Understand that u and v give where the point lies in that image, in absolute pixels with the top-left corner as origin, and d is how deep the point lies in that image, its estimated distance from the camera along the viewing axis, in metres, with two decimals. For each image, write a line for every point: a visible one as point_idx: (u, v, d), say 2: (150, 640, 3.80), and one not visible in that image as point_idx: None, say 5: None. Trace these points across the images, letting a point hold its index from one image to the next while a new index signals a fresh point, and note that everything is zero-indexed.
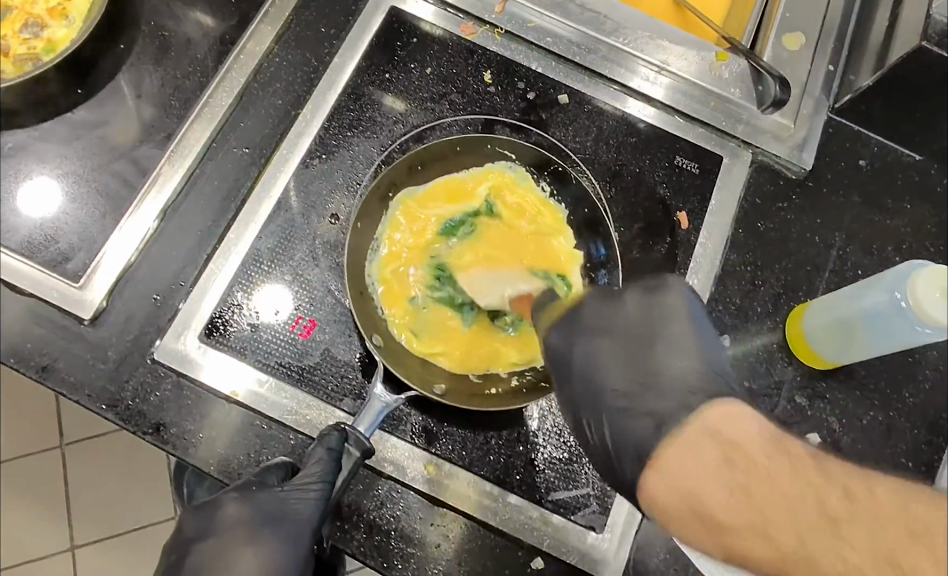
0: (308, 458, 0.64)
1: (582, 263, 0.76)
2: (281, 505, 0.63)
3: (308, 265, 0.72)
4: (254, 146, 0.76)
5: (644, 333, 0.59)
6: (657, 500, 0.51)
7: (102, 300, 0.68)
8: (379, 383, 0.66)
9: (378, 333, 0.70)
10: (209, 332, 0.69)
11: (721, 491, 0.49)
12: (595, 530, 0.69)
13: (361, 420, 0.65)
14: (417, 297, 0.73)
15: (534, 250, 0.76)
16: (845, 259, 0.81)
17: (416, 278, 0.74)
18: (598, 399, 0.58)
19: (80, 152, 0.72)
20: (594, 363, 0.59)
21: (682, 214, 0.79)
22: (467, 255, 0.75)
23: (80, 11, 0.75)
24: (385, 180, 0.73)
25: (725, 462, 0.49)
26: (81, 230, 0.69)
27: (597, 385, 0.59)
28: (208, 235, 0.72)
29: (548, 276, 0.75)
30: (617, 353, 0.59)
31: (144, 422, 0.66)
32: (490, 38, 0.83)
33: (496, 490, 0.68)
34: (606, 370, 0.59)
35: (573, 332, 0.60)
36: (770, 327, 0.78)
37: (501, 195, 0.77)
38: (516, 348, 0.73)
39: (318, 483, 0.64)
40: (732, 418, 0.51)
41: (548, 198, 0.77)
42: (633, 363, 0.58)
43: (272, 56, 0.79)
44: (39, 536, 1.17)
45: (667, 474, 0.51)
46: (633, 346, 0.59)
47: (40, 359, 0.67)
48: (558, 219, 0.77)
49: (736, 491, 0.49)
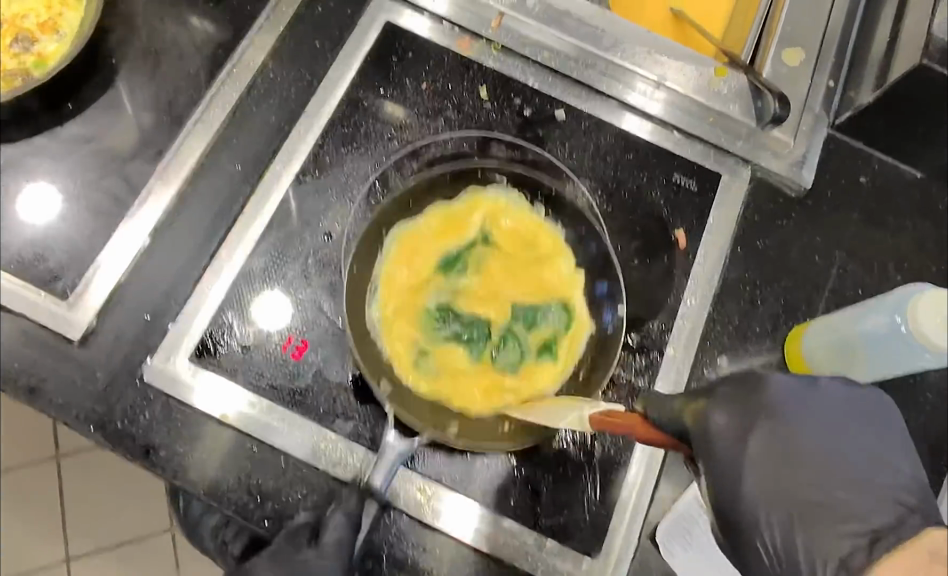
0: (327, 528, 0.61)
1: (584, 288, 0.72)
2: (306, 567, 0.61)
3: (300, 284, 0.71)
4: (247, 162, 0.75)
5: (841, 422, 0.63)
6: None
7: (90, 319, 0.67)
8: (390, 431, 0.66)
9: (386, 379, 0.66)
10: (199, 352, 0.68)
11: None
12: (591, 555, 0.68)
13: (377, 472, 0.65)
14: (418, 338, 0.68)
15: (531, 279, 0.72)
16: (846, 278, 0.80)
17: (417, 319, 0.69)
18: (791, 499, 0.59)
19: (71, 168, 0.71)
20: (786, 455, 0.60)
21: (680, 233, 0.78)
22: (469, 289, 0.71)
23: (71, 25, 0.73)
24: (377, 221, 0.69)
25: None
26: (70, 248, 0.68)
27: (787, 484, 0.60)
28: (199, 254, 0.72)
29: (547, 308, 0.71)
30: (792, 450, 0.60)
31: (132, 445, 0.66)
32: (487, 53, 0.82)
33: (489, 515, 0.67)
34: (800, 465, 0.60)
35: (773, 410, 0.60)
36: (769, 347, 0.77)
37: (497, 222, 0.73)
38: (525, 381, 0.69)
39: (344, 550, 0.61)
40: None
41: (543, 218, 0.74)
42: (816, 458, 0.61)
43: (266, 71, 0.78)
44: (36, 548, 1.17)
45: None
46: (821, 447, 0.61)
47: (28, 379, 0.66)
48: (556, 241, 0.73)
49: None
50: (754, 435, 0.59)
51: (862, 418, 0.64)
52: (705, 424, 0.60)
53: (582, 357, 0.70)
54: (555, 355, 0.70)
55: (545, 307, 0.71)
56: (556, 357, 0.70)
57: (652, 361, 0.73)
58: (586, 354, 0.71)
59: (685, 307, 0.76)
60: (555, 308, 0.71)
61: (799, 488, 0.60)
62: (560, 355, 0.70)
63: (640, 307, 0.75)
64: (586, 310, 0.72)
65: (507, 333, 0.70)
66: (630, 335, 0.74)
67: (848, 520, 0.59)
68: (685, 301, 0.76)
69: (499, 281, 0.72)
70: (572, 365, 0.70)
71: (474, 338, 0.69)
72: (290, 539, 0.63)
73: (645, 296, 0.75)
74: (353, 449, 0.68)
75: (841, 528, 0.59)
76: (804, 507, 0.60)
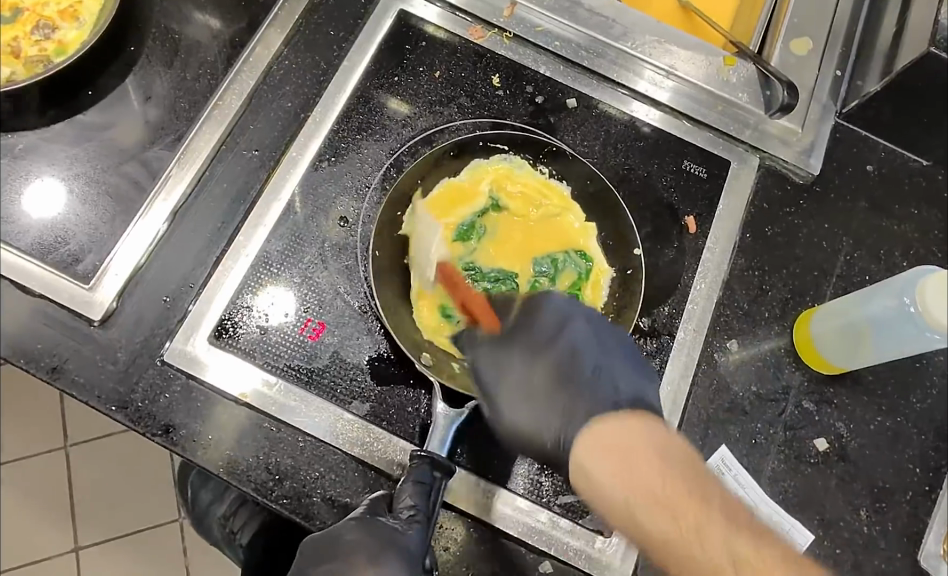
0: (402, 495, 0.64)
1: (597, 235, 0.77)
2: (388, 531, 0.63)
3: (317, 267, 0.72)
4: (264, 148, 0.76)
5: (626, 346, 0.67)
6: (591, 460, 0.58)
7: (111, 300, 0.69)
8: (439, 399, 0.69)
9: (426, 351, 0.71)
10: (219, 334, 0.69)
11: (662, 478, 0.56)
12: (604, 533, 0.69)
13: (432, 440, 0.68)
14: (450, 305, 0.72)
15: (548, 232, 0.76)
16: (853, 264, 0.81)
17: (443, 287, 0.73)
18: (523, 379, 0.65)
19: (90, 154, 0.72)
20: (574, 351, 0.65)
21: (690, 218, 0.79)
22: (490, 255, 0.75)
23: (91, 12, 0.75)
24: (395, 196, 0.74)
25: (668, 455, 0.57)
26: (91, 230, 0.70)
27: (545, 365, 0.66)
28: (218, 236, 0.73)
29: (566, 256, 0.75)
30: (582, 352, 0.65)
31: (153, 424, 0.67)
32: (498, 42, 0.83)
33: (505, 493, 0.68)
34: (586, 355, 0.65)
35: (556, 329, 0.66)
36: (778, 331, 0.77)
37: (503, 188, 0.76)
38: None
39: (421, 513, 0.64)
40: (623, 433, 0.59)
41: (548, 179, 0.78)
42: (605, 357, 0.65)
43: (282, 59, 0.79)
44: (43, 538, 1.17)
45: (610, 444, 0.58)
46: (609, 351, 0.66)
47: (51, 359, 0.67)
48: (563, 198, 0.77)
49: (672, 477, 0.56)
50: (522, 336, 0.67)
51: (590, 356, 0.65)
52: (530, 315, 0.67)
53: (607, 299, 0.75)
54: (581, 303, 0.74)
55: (563, 258, 0.75)
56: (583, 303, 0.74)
57: (663, 344, 0.73)
58: (608, 296, 0.75)
59: (695, 292, 0.76)
60: (573, 257, 0.75)
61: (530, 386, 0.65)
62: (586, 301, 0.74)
63: (653, 291, 0.76)
64: (602, 255, 0.76)
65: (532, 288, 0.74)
66: (642, 319, 0.74)
67: (589, 392, 0.63)
68: (695, 286, 0.76)
69: (515, 242, 0.76)
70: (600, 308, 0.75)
71: None
72: (372, 508, 0.65)
73: (658, 279, 0.76)
74: (371, 429, 0.69)
75: (579, 396, 0.63)
76: (583, 381, 0.64)
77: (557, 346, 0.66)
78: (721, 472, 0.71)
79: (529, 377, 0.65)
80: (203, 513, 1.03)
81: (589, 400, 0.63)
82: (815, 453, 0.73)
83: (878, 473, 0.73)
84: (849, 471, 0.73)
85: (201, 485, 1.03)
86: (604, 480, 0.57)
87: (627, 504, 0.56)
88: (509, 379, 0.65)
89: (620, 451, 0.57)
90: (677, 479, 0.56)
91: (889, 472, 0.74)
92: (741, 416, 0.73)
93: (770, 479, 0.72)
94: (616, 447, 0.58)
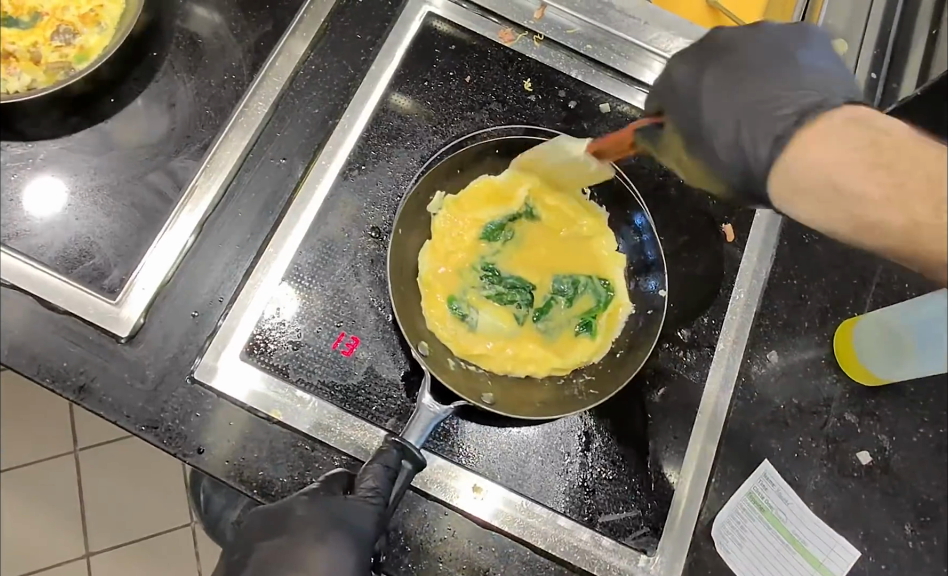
0: (363, 475, 0.61)
1: (624, 266, 0.74)
2: (344, 510, 0.61)
3: (350, 280, 0.71)
4: (292, 157, 0.74)
5: (784, 54, 0.57)
6: (790, 176, 0.51)
7: (138, 316, 0.66)
8: (427, 393, 0.65)
9: (426, 341, 0.69)
10: (251, 349, 0.68)
11: (859, 171, 0.47)
12: (647, 552, 0.68)
13: (411, 430, 0.64)
14: (458, 299, 0.71)
15: (575, 252, 0.74)
16: (893, 272, 0.77)
17: (454, 278, 0.72)
18: (752, 95, 0.56)
19: (114, 164, 0.70)
20: (776, 52, 0.57)
21: (728, 227, 0.77)
22: (513, 261, 0.73)
23: (112, 17, 0.72)
24: (425, 186, 0.72)
25: (870, 144, 0.47)
26: (117, 244, 0.68)
27: (760, 80, 0.56)
28: (247, 248, 0.71)
29: (588, 280, 0.73)
30: (760, 55, 0.57)
31: (184, 445, 0.65)
32: (529, 45, 0.81)
33: (546, 512, 0.67)
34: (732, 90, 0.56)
35: (734, 66, 0.57)
36: (818, 342, 0.75)
37: (541, 198, 0.74)
38: (557, 352, 0.71)
39: (378, 497, 0.61)
40: (822, 137, 0.50)
41: (588, 199, 0.75)
42: (769, 72, 0.56)
43: (307, 63, 0.77)
44: (56, 543, 1.16)
45: (806, 151, 0.50)
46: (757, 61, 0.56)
47: (77, 378, 0.65)
48: (599, 221, 0.75)
49: (872, 165, 0.47)
50: (727, 56, 0.58)
51: (772, 54, 0.57)
52: (671, 79, 0.60)
53: (621, 335, 0.72)
54: (594, 331, 0.72)
55: (586, 282, 0.73)
56: (594, 333, 0.71)
57: (704, 356, 0.73)
58: (623, 331, 0.72)
59: (734, 301, 0.75)
60: (596, 283, 0.73)
61: (759, 89, 0.55)
62: (599, 330, 0.72)
63: (690, 304, 0.74)
64: (626, 291, 0.73)
65: (547, 304, 0.72)
66: (681, 331, 0.73)
67: (777, 96, 0.54)
68: (734, 296, 0.75)
69: (541, 254, 0.73)
70: (610, 341, 0.72)
71: (514, 304, 0.71)
72: (327, 485, 0.63)
73: (694, 290, 0.75)
74: None
75: (773, 108, 0.54)
76: (753, 106, 0.55)
77: (727, 61, 0.57)
78: (763, 487, 0.70)
79: (730, 113, 0.56)
80: (215, 519, 0.98)
81: (778, 107, 0.54)
82: (858, 466, 0.71)
83: (924, 487, 0.71)
84: (892, 485, 0.71)
85: (214, 491, 0.98)
86: (803, 206, 0.50)
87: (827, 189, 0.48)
88: (706, 118, 0.57)
89: (817, 157, 0.49)
90: (889, 166, 0.46)
91: (935, 486, 0.71)
92: (782, 429, 0.72)
93: (812, 493, 0.70)
94: (822, 151, 0.49)
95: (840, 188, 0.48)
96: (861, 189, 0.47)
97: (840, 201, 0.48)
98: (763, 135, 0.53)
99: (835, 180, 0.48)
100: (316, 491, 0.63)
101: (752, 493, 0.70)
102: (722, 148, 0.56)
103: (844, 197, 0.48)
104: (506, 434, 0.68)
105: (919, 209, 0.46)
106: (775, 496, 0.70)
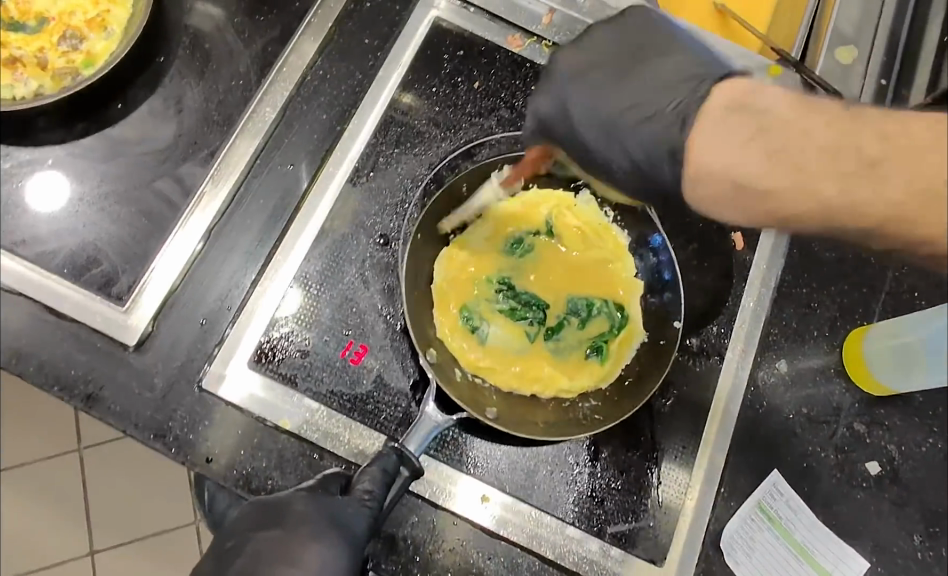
0: (361, 476, 0.61)
1: (642, 293, 0.74)
2: (340, 513, 0.59)
3: (359, 289, 0.70)
4: (299, 163, 0.73)
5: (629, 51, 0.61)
6: (697, 187, 0.53)
7: (146, 324, 0.66)
8: (431, 402, 0.65)
9: (434, 348, 0.69)
10: (259, 358, 0.67)
11: (761, 167, 0.49)
12: (657, 563, 0.67)
13: (411, 438, 0.64)
14: (470, 309, 0.71)
15: (592, 274, 0.74)
16: (902, 281, 0.76)
17: (468, 288, 0.72)
18: (622, 103, 0.60)
19: (121, 170, 0.69)
20: (631, 50, 0.61)
21: (738, 234, 0.77)
22: (528, 278, 0.74)
23: (119, 21, 0.72)
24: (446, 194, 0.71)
25: (759, 132, 0.50)
26: (125, 251, 0.67)
27: (633, 82, 0.60)
28: (254, 255, 0.70)
29: (603, 303, 0.73)
30: (617, 62, 0.61)
31: (192, 454, 0.65)
32: (538, 51, 0.80)
33: (555, 522, 0.67)
34: (602, 99, 0.60)
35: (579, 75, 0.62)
36: (827, 350, 0.75)
37: (561, 217, 0.75)
38: (566, 373, 0.70)
39: (374, 501, 0.61)
40: (712, 137, 0.52)
41: (609, 222, 0.75)
42: (630, 84, 0.60)
43: (315, 69, 0.76)
44: (59, 541, 1.15)
45: (705, 150, 0.52)
46: (616, 64, 0.61)
47: (85, 387, 0.64)
48: (619, 245, 0.75)
49: (768, 155, 0.49)
50: (587, 76, 0.61)
51: (628, 53, 0.61)
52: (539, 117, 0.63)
53: (631, 363, 0.71)
54: (604, 356, 0.71)
55: (601, 304, 0.73)
56: (604, 358, 0.71)
57: (714, 365, 0.73)
58: (633, 361, 0.71)
59: (743, 308, 0.75)
60: (610, 307, 0.73)
61: (625, 99, 0.60)
62: (609, 356, 0.71)
63: (698, 314, 0.74)
64: (640, 317, 0.73)
65: (560, 323, 0.73)
66: (690, 338, 0.73)
67: (653, 106, 0.58)
68: (744, 303, 0.75)
69: (558, 275, 0.74)
70: (620, 368, 0.71)
71: (525, 321, 0.72)
72: (324, 484, 0.62)
73: (703, 299, 0.75)
74: None
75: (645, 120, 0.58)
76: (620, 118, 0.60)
77: (588, 79, 0.61)
78: (772, 497, 0.70)
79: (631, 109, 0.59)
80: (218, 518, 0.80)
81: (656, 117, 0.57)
82: (866, 476, 0.71)
83: (933, 497, 0.71)
84: (901, 495, 0.71)
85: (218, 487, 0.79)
86: (723, 209, 0.53)
87: (741, 188, 0.50)
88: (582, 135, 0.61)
89: (722, 156, 0.51)
90: (779, 153, 0.49)
91: (944, 497, 0.71)
92: (791, 438, 0.72)
93: (822, 503, 0.70)
94: (731, 148, 0.51)
95: (744, 188, 0.50)
96: (764, 187, 0.50)
97: (756, 200, 0.50)
98: (655, 153, 0.58)
99: (741, 181, 0.50)
100: (313, 490, 0.62)
101: (761, 503, 0.70)
102: (621, 170, 0.62)
103: (756, 197, 0.50)
104: (511, 444, 0.68)
105: (822, 186, 0.48)
106: (784, 506, 0.70)
